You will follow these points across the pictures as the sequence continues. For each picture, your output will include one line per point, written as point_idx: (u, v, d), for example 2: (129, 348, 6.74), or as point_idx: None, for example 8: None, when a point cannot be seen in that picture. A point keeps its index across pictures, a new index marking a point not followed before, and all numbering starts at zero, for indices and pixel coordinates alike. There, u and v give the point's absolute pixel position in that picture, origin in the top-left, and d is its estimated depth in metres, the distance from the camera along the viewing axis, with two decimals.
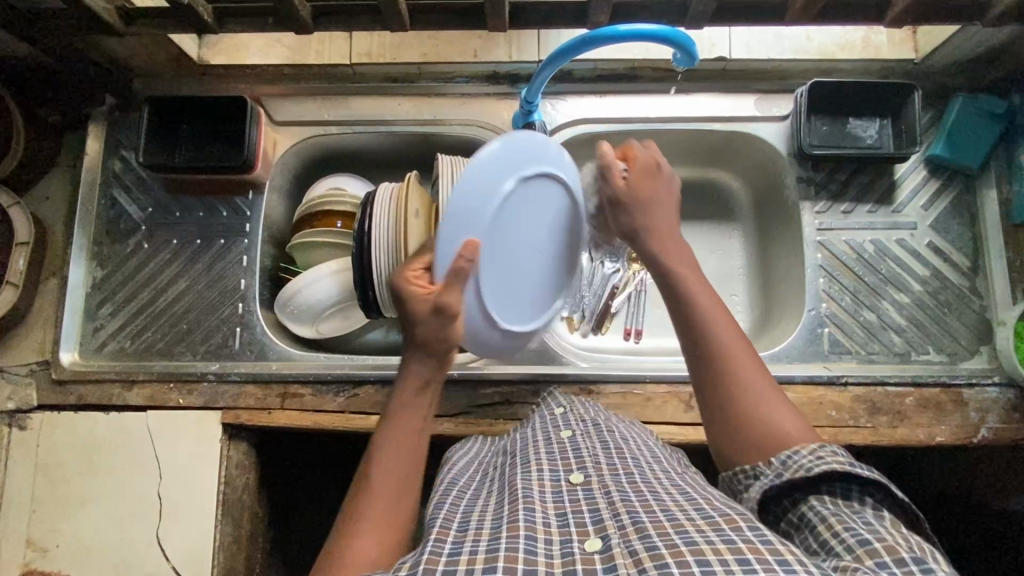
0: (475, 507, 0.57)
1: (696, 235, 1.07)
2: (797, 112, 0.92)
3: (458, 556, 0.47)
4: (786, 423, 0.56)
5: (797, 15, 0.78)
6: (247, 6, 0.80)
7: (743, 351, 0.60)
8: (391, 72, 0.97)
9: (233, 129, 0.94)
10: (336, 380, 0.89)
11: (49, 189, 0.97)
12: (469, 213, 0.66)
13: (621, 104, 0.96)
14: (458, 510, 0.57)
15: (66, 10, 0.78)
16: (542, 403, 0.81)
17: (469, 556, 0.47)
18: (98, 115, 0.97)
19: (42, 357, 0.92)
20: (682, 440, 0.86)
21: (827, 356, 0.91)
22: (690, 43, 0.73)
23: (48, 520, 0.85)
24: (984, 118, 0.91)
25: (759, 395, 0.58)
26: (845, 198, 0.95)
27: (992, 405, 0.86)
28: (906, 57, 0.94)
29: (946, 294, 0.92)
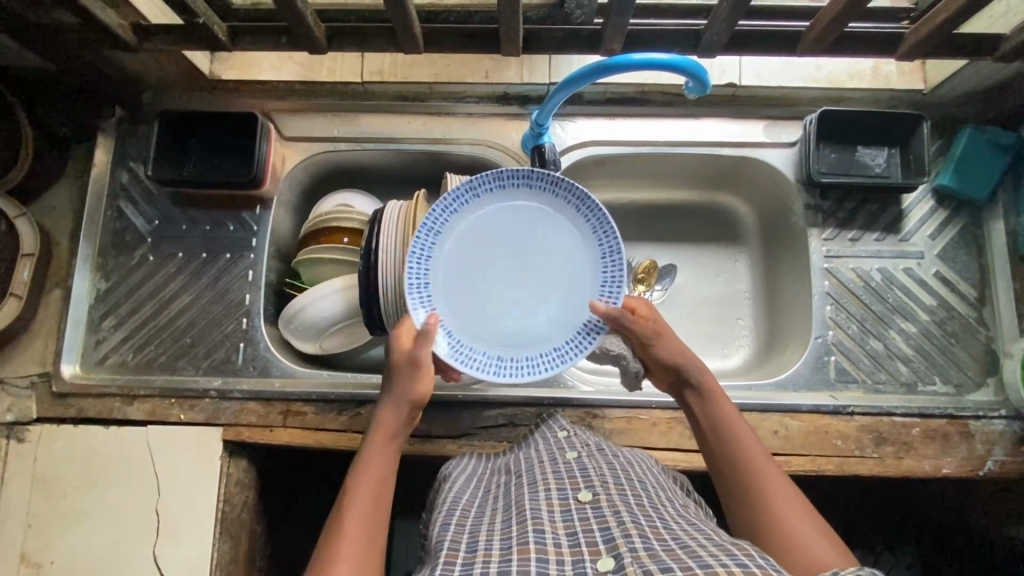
0: (482, 527, 0.57)
1: (702, 258, 1.07)
2: (806, 139, 0.92)
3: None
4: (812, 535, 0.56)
5: (809, 47, 0.79)
6: (262, 25, 0.80)
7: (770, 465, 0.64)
8: (403, 90, 0.97)
9: (242, 144, 0.94)
10: (340, 399, 0.89)
11: (55, 199, 0.97)
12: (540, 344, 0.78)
13: (631, 127, 0.96)
14: (465, 530, 0.56)
15: (78, 25, 0.78)
16: (543, 423, 0.81)
17: None
18: (107, 127, 0.97)
19: (43, 368, 0.92)
20: (686, 467, 0.86)
21: (833, 384, 0.90)
22: (703, 72, 0.73)
23: (44, 536, 0.84)
24: (993, 149, 0.92)
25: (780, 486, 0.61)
26: (853, 225, 0.95)
27: (998, 438, 0.86)
28: (915, 87, 0.95)
29: (953, 324, 0.92)
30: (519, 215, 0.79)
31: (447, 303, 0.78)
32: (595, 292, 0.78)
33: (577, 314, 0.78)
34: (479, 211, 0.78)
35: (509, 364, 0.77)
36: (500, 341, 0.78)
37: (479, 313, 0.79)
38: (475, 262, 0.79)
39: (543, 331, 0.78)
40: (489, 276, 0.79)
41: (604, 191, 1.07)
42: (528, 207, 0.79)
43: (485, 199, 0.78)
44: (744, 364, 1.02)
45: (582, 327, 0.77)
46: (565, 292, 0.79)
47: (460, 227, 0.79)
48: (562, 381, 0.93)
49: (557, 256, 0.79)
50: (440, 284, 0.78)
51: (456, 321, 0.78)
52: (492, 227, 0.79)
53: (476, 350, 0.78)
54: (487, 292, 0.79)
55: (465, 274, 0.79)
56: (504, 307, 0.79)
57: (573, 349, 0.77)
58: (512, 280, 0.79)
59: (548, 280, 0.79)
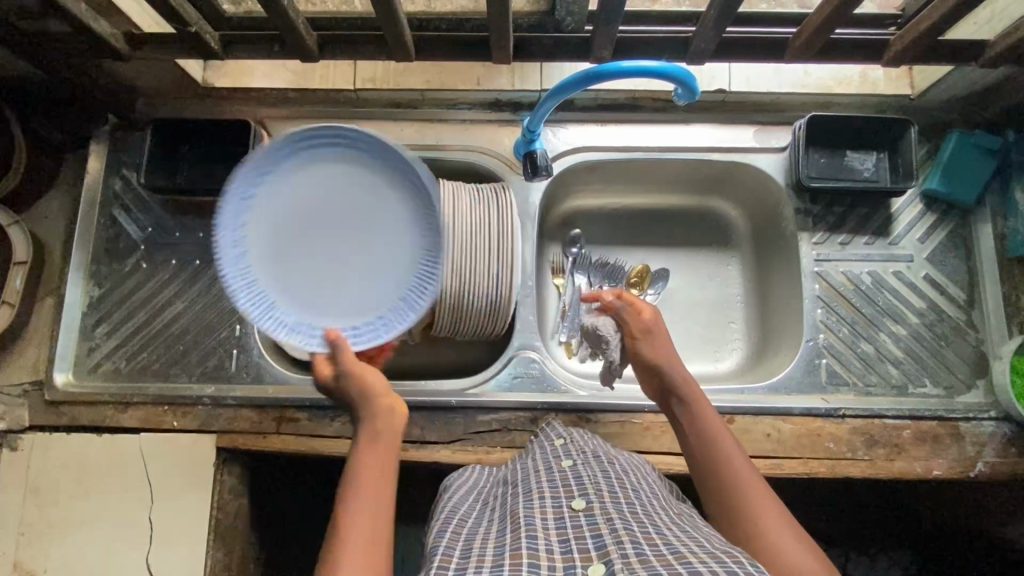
0: (477, 535, 0.57)
1: (695, 262, 1.08)
2: (796, 145, 0.93)
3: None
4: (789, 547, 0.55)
5: (796, 54, 0.80)
6: (253, 34, 0.80)
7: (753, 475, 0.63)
8: (396, 98, 0.98)
9: (235, 152, 0.95)
10: (333, 406, 0.89)
11: (48, 207, 0.97)
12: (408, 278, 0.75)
13: (621, 133, 0.97)
14: (460, 538, 0.57)
15: (70, 35, 0.78)
16: (543, 431, 0.81)
17: None
18: (101, 135, 0.97)
19: (35, 377, 0.91)
20: (679, 470, 0.86)
21: (825, 387, 0.91)
22: (691, 79, 0.73)
23: (36, 545, 0.84)
24: (980, 153, 0.93)
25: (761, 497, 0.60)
26: (843, 229, 0.96)
27: (989, 439, 0.86)
28: (902, 92, 0.95)
29: (942, 327, 0.92)
30: (309, 176, 0.74)
31: (299, 297, 0.74)
32: (397, 185, 0.75)
33: (421, 216, 0.75)
34: (268, 201, 0.73)
35: (410, 300, 0.75)
36: (388, 294, 0.75)
37: (345, 290, 0.75)
38: (304, 245, 0.74)
39: (400, 271, 0.75)
40: (327, 260, 0.75)
41: (596, 196, 1.08)
42: (298, 164, 0.74)
43: (252, 201, 0.72)
44: (736, 368, 1.02)
45: (429, 221, 0.75)
46: (403, 206, 0.75)
47: (256, 224, 0.73)
48: (556, 387, 0.91)
49: (366, 180, 0.75)
50: (299, 304, 0.74)
51: (326, 313, 0.74)
52: (290, 213, 0.74)
53: (372, 320, 0.75)
54: (342, 271, 0.75)
55: (308, 279, 0.74)
56: (372, 261, 0.75)
57: (434, 247, 0.74)
58: (351, 236, 0.75)
59: (370, 209, 0.75)
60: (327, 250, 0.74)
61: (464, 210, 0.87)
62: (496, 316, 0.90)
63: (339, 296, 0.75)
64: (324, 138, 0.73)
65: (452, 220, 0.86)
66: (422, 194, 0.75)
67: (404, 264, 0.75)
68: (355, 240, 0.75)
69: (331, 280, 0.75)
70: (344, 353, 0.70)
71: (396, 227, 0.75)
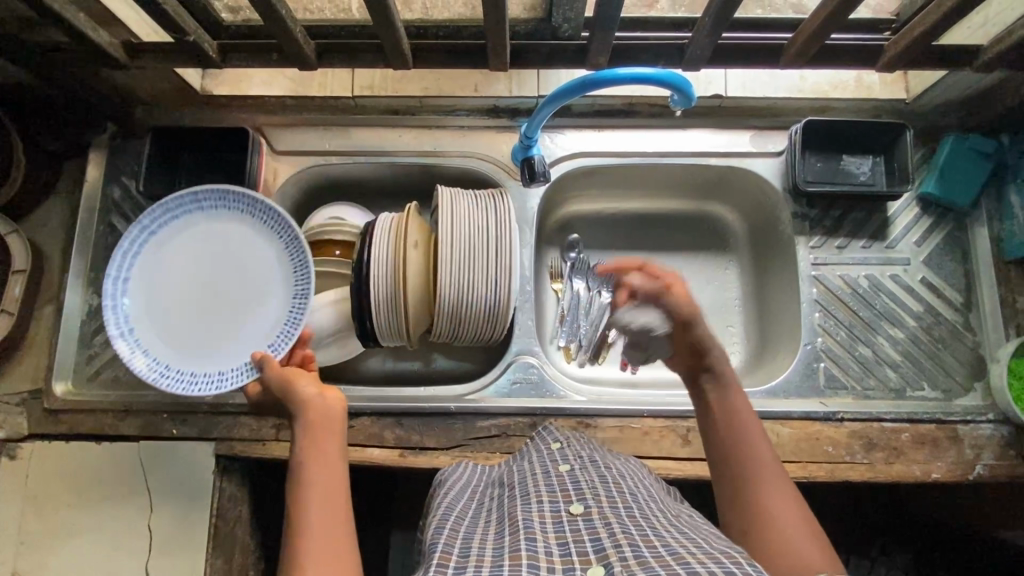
0: (475, 534, 0.57)
1: (693, 267, 1.08)
2: (792, 149, 0.94)
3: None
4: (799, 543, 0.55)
5: (791, 60, 0.80)
6: (252, 43, 0.81)
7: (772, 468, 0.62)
8: (393, 104, 0.98)
9: (234, 159, 0.95)
10: None
11: (47, 215, 0.97)
12: (295, 288, 0.87)
13: (618, 139, 0.98)
14: (457, 537, 0.57)
15: (69, 44, 0.78)
16: (535, 437, 0.81)
17: None
18: (100, 143, 0.97)
19: (35, 385, 0.91)
20: (678, 475, 0.86)
21: (823, 390, 0.91)
22: (687, 85, 0.74)
23: (35, 555, 0.84)
24: (975, 156, 0.93)
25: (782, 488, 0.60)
26: (840, 233, 0.96)
27: (988, 442, 0.87)
28: (898, 96, 0.96)
29: (940, 330, 0.93)
30: (160, 256, 0.85)
31: (208, 345, 0.84)
32: (216, 215, 0.86)
33: (250, 234, 0.87)
34: (141, 274, 0.83)
35: (302, 296, 0.86)
36: (284, 304, 0.87)
37: (243, 321, 0.86)
38: (194, 300, 0.85)
39: (279, 289, 0.87)
40: (225, 310, 0.86)
41: (594, 201, 1.08)
42: (154, 247, 0.84)
43: (135, 302, 0.83)
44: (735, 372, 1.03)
45: (272, 231, 0.86)
46: (227, 240, 0.87)
47: (143, 296, 0.83)
48: (552, 392, 0.91)
49: (201, 234, 0.86)
50: (220, 355, 0.84)
51: (233, 348, 0.85)
52: (178, 290, 0.85)
53: (277, 334, 0.85)
54: (241, 308, 0.86)
55: (212, 332, 0.85)
56: (265, 284, 0.87)
57: (296, 239, 0.85)
58: (237, 277, 0.87)
59: (215, 252, 0.86)
60: (204, 300, 0.86)
61: (462, 216, 0.87)
62: (495, 322, 0.90)
63: (243, 330, 0.86)
64: (155, 217, 0.84)
65: (450, 225, 0.87)
66: (237, 213, 0.86)
67: (275, 281, 0.87)
68: (202, 284, 0.86)
69: (229, 321, 0.86)
70: (268, 365, 0.76)
71: (211, 263, 0.86)
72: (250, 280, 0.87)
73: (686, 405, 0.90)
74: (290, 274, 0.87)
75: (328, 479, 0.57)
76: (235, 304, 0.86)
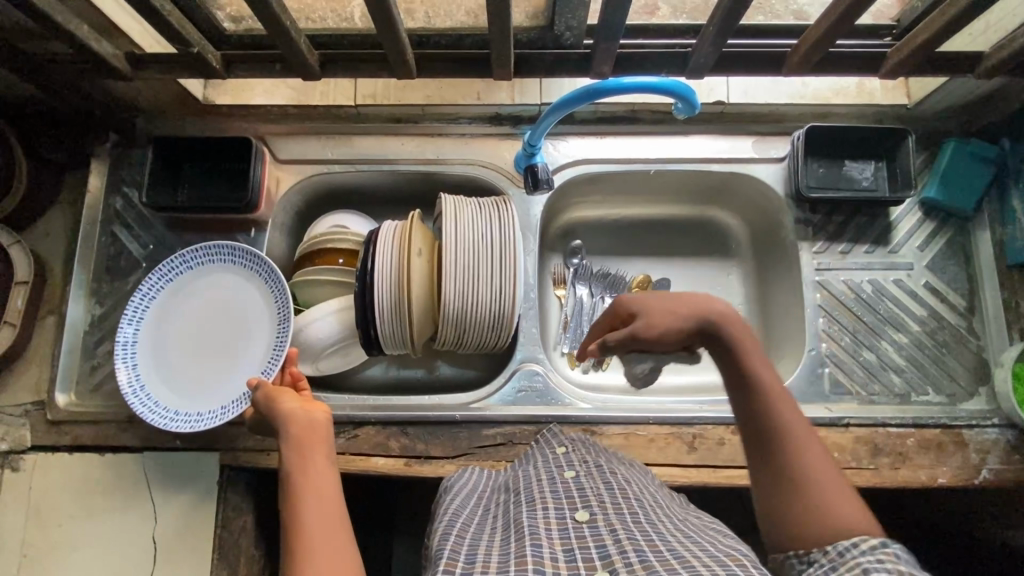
0: (481, 541, 0.57)
1: (696, 273, 1.08)
2: (794, 155, 0.94)
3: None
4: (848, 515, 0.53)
5: (794, 67, 0.80)
6: (256, 53, 0.81)
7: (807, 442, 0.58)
8: (396, 112, 0.98)
9: (237, 169, 0.95)
10: (338, 421, 0.89)
11: (49, 226, 0.97)
12: (280, 317, 0.90)
13: (620, 145, 0.98)
14: (464, 542, 0.56)
15: (72, 56, 0.78)
16: (542, 441, 0.81)
17: None
18: (102, 153, 0.97)
19: (37, 397, 0.91)
20: (684, 482, 0.86)
21: (828, 396, 0.91)
22: (691, 93, 0.74)
23: (38, 567, 0.83)
24: (977, 161, 0.93)
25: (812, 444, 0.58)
26: (843, 238, 0.96)
27: (992, 446, 0.87)
28: (899, 102, 0.97)
29: (944, 334, 0.93)
30: (160, 317, 0.90)
31: (210, 385, 0.88)
32: (206, 269, 0.92)
33: (237, 279, 0.92)
34: (145, 329, 0.89)
35: (286, 321, 0.89)
36: (273, 334, 0.90)
37: (238, 358, 0.90)
38: (195, 346, 0.90)
39: (267, 323, 0.91)
40: (222, 353, 0.90)
41: (596, 207, 1.09)
42: (154, 309, 0.90)
43: (141, 362, 0.88)
44: None
45: (255, 272, 0.91)
46: (218, 290, 0.92)
47: (148, 349, 0.89)
48: (557, 399, 0.91)
49: (196, 288, 0.92)
50: (223, 392, 0.88)
51: (232, 381, 0.88)
52: (178, 345, 0.90)
53: (268, 362, 0.88)
54: (235, 349, 0.90)
55: (212, 372, 0.89)
56: (255, 323, 0.91)
57: (273, 272, 0.89)
58: (229, 322, 0.91)
59: (207, 304, 0.92)
60: (202, 345, 0.90)
61: (466, 225, 0.87)
62: (499, 329, 0.90)
63: (240, 366, 0.89)
64: (154, 281, 0.90)
65: (453, 233, 0.87)
66: (223, 263, 0.92)
67: (264, 314, 0.91)
68: (199, 329, 0.91)
69: (226, 361, 0.89)
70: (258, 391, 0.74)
71: (205, 310, 0.92)
72: (242, 319, 0.91)
73: (692, 411, 0.89)
74: (275, 305, 0.90)
75: (324, 491, 0.57)
76: (231, 343, 0.90)
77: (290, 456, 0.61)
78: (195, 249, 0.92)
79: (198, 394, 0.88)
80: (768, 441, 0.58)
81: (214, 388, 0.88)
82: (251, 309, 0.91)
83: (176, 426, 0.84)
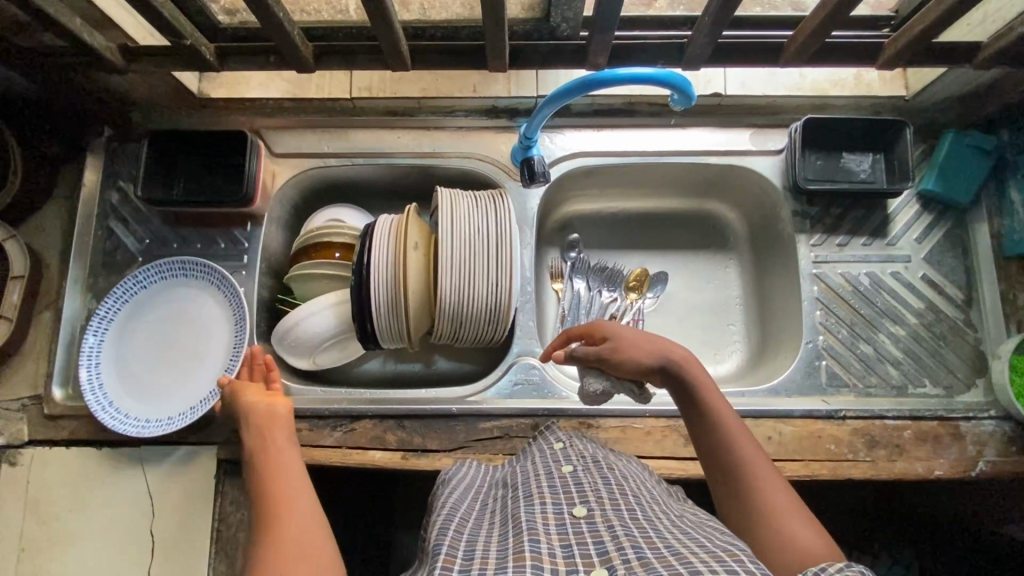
0: (479, 536, 0.57)
1: (692, 266, 1.08)
2: (792, 147, 0.93)
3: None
4: (801, 535, 0.57)
5: (791, 58, 0.80)
6: (250, 45, 0.80)
7: (767, 473, 0.62)
8: (392, 105, 0.98)
9: (233, 162, 0.95)
10: (334, 415, 0.89)
11: (45, 221, 0.96)
12: (237, 317, 0.92)
13: (618, 138, 0.98)
14: (461, 538, 0.56)
15: (65, 48, 0.78)
16: (540, 437, 0.81)
17: None
18: (97, 147, 0.97)
19: (34, 392, 0.91)
20: (682, 475, 0.86)
21: (825, 388, 0.91)
22: (688, 85, 0.73)
23: (36, 561, 0.83)
24: (975, 154, 0.93)
25: (774, 479, 0.62)
26: (840, 231, 0.96)
27: (989, 438, 0.87)
28: (898, 93, 0.96)
29: (941, 327, 0.93)
30: (121, 337, 0.92)
31: (176, 392, 0.90)
32: (161, 286, 0.94)
33: (194, 292, 0.94)
34: (105, 350, 0.90)
35: (243, 321, 0.92)
36: (231, 336, 0.92)
37: (198, 363, 0.92)
38: (156, 360, 0.92)
39: (222, 327, 0.93)
40: (184, 363, 0.92)
41: (593, 201, 1.08)
42: (114, 329, 0.92)
43: (105, 381, 0.89)
44: (736, 370, 1.02)
45: (207, 281, 0.94)
46: (173, 305, 0.94)
47: (110, 368, 0.90)
48: (556, 392, 0.91)
49: (151, 306, 0.94)
50: (189, 398, 0.89)
51: (198, 384, 0.90)
52: (141, 360, 0.91)
53: (230, 361, 0.91)
54: (198, 358, 0.92)
55: (176, 381, 0.91)
56: (216, 330, 0.93)
57: (229, 279, 0.92)
58: (189, 333, 0.93)
59: (164, 318, 0.93)
60: (162, 357, 0.92)
61: (462, 218, 0.87)
62: (496, 322, 0.90)
63: (203, 369, 0.91)
64: (111, 304, 0.91)
65: (450, 227, 0.86)
66: (178, 278, 0.94)
67: (220, 317, 0.93)
68: (157, 343, 0.93)
69: (188, 367, 0.91)
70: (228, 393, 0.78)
71: (161, 326, 0.93)
72: (198, 326, 0.94)
73: None
74: (229, 308, 0.93)
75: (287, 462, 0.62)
76: (191, 350, 0.92)
77: (251, 440, 0.67)
78: (147, 268, 0.93)
79: (165, 403, 0.89)
80: (729, 470, 0.63)
81: (181, 394, 0.89)
82: (206, 316, 0.94)
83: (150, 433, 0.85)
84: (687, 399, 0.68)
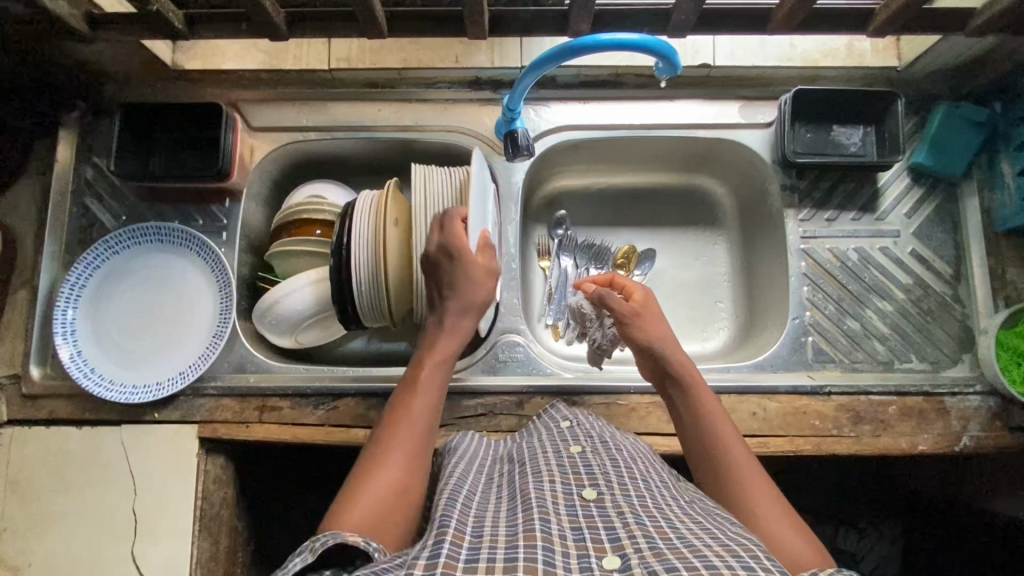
0: (487, 513, 0.56)
1: (680, 243, 1.07)
2: (782, 120, 0.91)
3: (476, 562, 0.46)
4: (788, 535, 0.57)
5: (779, 25, 0.78)
6: (221, 13, 0.78)
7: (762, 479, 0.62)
8: (371, 77, 0.95)
9: (209, 137, 0.93)
10: (317, 393, 0.88)
11: (17, 197, 0.94)
12: (218, 284, 0.92)
13: (604, 110, 0.96)
14: (469, 513, 0.55)
15: (28, 16, 0.75)
16: (544, 411, 0.83)
17: (487, 563, 0.46)
18: (69, 121, 0.94)
19: (12, 370, 0.89)
20: (666, 451, 0.86)
21: (811, 364, 0.90)
22: (672, 52, 0.71)
23: (17, 540, 0.83)
24: (967, 126, 0.91)
25: (765, 486, 0.62)
26: (829, 205, 0.94)
27: (974, 414, 0.86)
28: (889, 64, 0.94)
29: (928, 302, 0.92)
30: (97, 303, 0.91)
31: (160, 356, 0.90)
32: (136, 252, 0.93)
33: (169, 258, 0.93)
34: (82, 316, 0.89)
35: (227, 291, 0.91)
36: (213, 301, 0.92)
37: (180, 330, 0.91)
38: (135, 326, 0.91)
39: (202, 293, 0.92)
40: (164, 326, 0.91)
41: (579, 176, 1.07)
42: (88, 296, 0.90)
43: (86, 348, 0.88)
44: (723, 347, 1.02)
45: (185, 247, 0.92)
46: (149, 270, 0.93)
47: (87, 334, 0.89)
48: (540, 368, 0.91)
49: (127, 272, 0.92)
50: (177, 362, 0.89)
51: (184, 350, 0.90)
52: (119, 326, 0.90)
53: (215, 326, 0.91)
54: (178, 321, 0.91)
55: (158, 346, 0.90)
56: (195, 293, 0.92)
57: (204, 244, 0.91)
58: (167, 298, 0.92)
59: (141, 284, 0.92)
60: (139, 322, 0.91)
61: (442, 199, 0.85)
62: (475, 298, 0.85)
63: (186, 333, 0.91)
64: (82, 271, 0.90)
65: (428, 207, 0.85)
66: (150, 243, 0.93)
67: (199, 282, 0.93)
68: (134, 307, 0.92)
69: (169, 332, 0.91)
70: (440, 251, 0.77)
71: (138, 291, 0.92)
72: (176, 291, 0.92)
73: None
74: (209, 273, 0.92)
75: (423, 409, 0.69)
76: (170, 316, 0.92)
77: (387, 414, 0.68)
78: (119, 235, 0.91)
79: (149, 369, 0.89)
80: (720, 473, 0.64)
81: (166, 359, 0.90)
82: (185, 281, 0.93)
83: (141, 397, 0.86)
84: (670, 387, 0.74)
